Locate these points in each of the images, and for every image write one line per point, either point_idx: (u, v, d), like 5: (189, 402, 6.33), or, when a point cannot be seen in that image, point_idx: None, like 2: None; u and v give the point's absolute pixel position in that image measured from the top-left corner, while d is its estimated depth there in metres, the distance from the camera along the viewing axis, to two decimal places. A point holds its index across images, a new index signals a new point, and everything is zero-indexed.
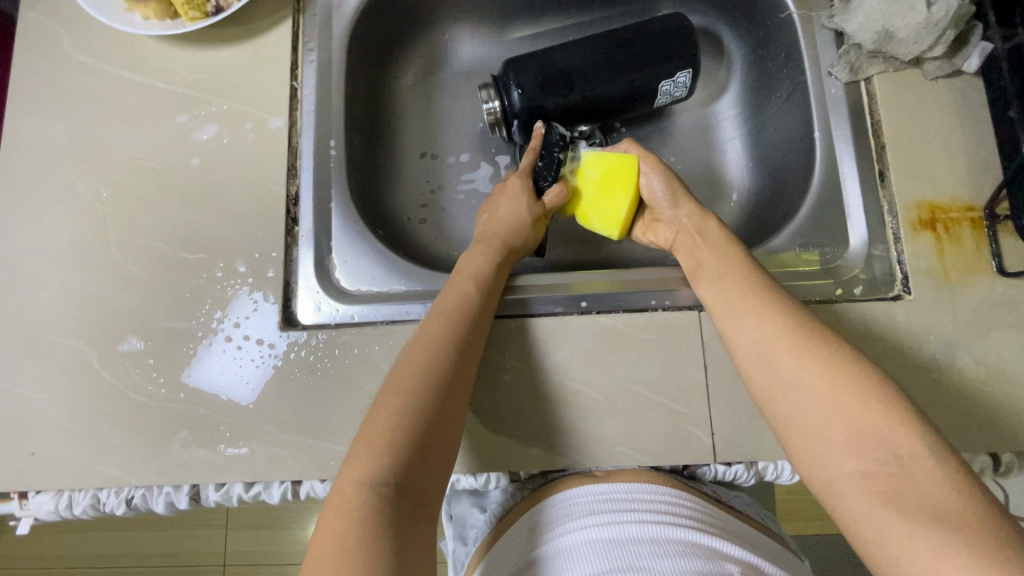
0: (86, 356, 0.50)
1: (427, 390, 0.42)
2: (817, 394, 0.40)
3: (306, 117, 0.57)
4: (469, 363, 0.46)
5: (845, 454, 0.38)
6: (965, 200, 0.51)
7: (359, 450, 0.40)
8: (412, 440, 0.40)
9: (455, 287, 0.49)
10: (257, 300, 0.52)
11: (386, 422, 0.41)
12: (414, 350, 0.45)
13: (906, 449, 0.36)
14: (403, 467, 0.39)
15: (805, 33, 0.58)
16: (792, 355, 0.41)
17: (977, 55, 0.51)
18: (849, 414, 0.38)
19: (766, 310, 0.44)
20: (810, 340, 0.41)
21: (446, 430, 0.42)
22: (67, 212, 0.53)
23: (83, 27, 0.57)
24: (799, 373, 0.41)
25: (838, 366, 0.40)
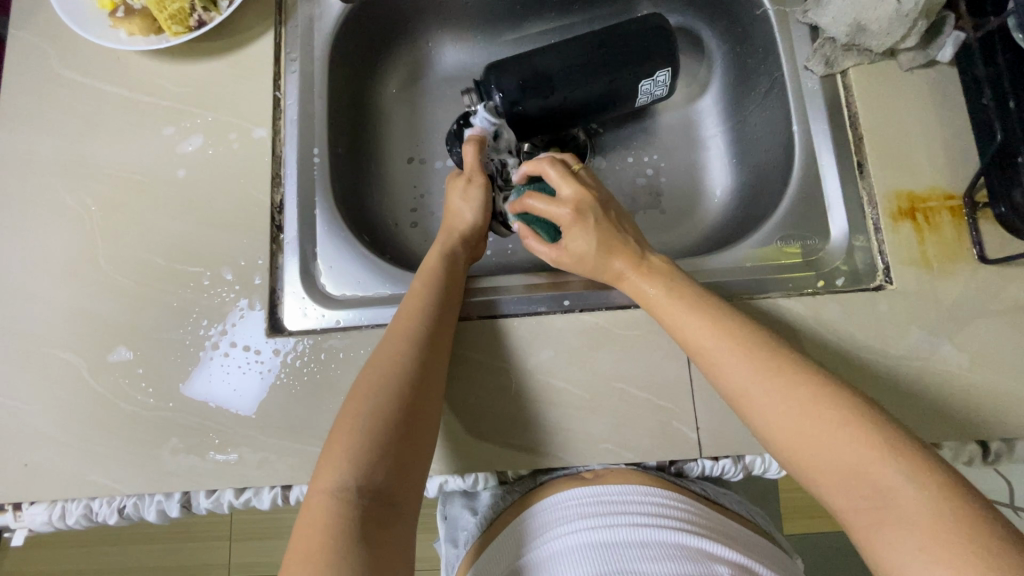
0: (77, 367, 0.51)
1: (387, 395, 0.43)
2: (779, 417, 0.40)
3: (290, 126, 0.57)
4: (429, 362, 0.46)
5: (827, 481, 0.38)
6: (944, 188, 0.51)
7: (328, 458, 0.40)
8: (373, 443, 0.40)
9: (414, 289, 0.50)
10: (244, 308, 0.52)
11: (349, 428, 0.41)
12: (375, 356, 0.45)
13: (875, 464, 0.36)
14: (366, 472, 0.39)
15: (780, 28, 0.58)
16: (750, 382, 0.41)
17: (951, 45, 0.51)
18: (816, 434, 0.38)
19: (716, 328, 0.44)
20: (768, 363, 0.41)
21: (412, 433, 0.42)
22: (57, 226, 0.54)
23: (70, 44, 0.58)
24: (758, 396, 0.41)
25: (800, 385, 0.40)
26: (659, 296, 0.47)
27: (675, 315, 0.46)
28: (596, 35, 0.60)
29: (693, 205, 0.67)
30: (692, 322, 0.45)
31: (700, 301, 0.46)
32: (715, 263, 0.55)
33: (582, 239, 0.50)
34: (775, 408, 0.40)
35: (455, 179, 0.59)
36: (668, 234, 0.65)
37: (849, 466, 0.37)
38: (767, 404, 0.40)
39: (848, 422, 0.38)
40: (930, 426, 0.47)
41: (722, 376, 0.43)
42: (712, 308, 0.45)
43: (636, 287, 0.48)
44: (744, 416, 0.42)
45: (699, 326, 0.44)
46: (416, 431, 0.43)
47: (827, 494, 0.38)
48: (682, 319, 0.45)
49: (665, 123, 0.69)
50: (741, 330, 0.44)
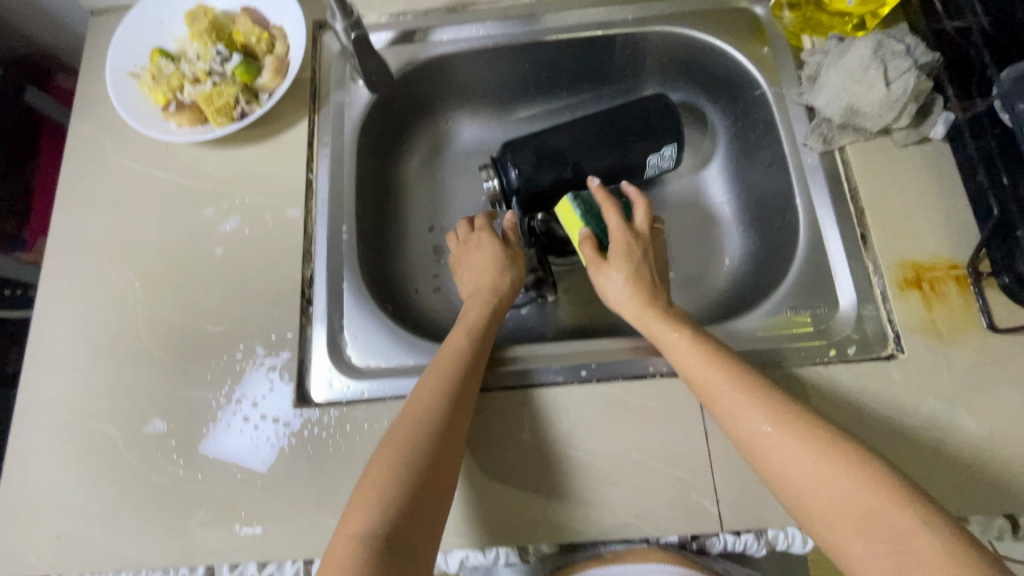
0: (113, 438, 0.53)
1: (420, 444, 0.44)
2: (802, 471, 0.40)
3: (321, 205, 0.61)
4: (457, 411, 0.47)
5: (849, 535, 0.38)
6: (948, 258, 0.53)
7: (354, 506, 0.42)
8: (406, 492, 0.42)
9: (451, 341, 0.52)
10: (273, 379, 0.55)
11: (378, 479, 0.42)
12: (412, 404, 0.47)
13: (896, 520, 0.37)
14: (394, 518, 0.41)
15: (779, 108, 0.62)
16: (777, 440, 0.42)
17: (941, 123, 0.55)
18: (842, 491, 0.39)
19: (734, 385, 0.45)
20: (795, 423, 0.42)
21: (439, 482, 0.44)
22: (102, 302, 0.58)
23: (124, 135, 0.64)
24: (780, 450, 0.41)
25: (823, 441, 0.41)
26: (678, 349, 0.48)
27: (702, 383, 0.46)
28: (606, 118, 0.65)
29: (705, 269, 0.69)
30: (710, 373, 0.46)
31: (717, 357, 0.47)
32: (729, 331, 0.56)
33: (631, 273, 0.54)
34: (796, 463, 0.40)
35: (466, 241, 0.62)
36: (681, 298, 0.67)
37: (877, 525, 0.37)
38: (792, 459, 0.41)
39: (870, 480, 0.39)
40: (954, 498, 0.47)
41: (740, 425, 0.43)
42: (730, 363, 0.46)
43: (664, 340, 0.50)
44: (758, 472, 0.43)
45: (720, 382, 0.45)
46: (444, 476, 0.44)
47: (849, 551, 0.38)
48: (697, 373, 0.47)
49: (672, 191, 0.73)
50: (766, 393, 0.44)
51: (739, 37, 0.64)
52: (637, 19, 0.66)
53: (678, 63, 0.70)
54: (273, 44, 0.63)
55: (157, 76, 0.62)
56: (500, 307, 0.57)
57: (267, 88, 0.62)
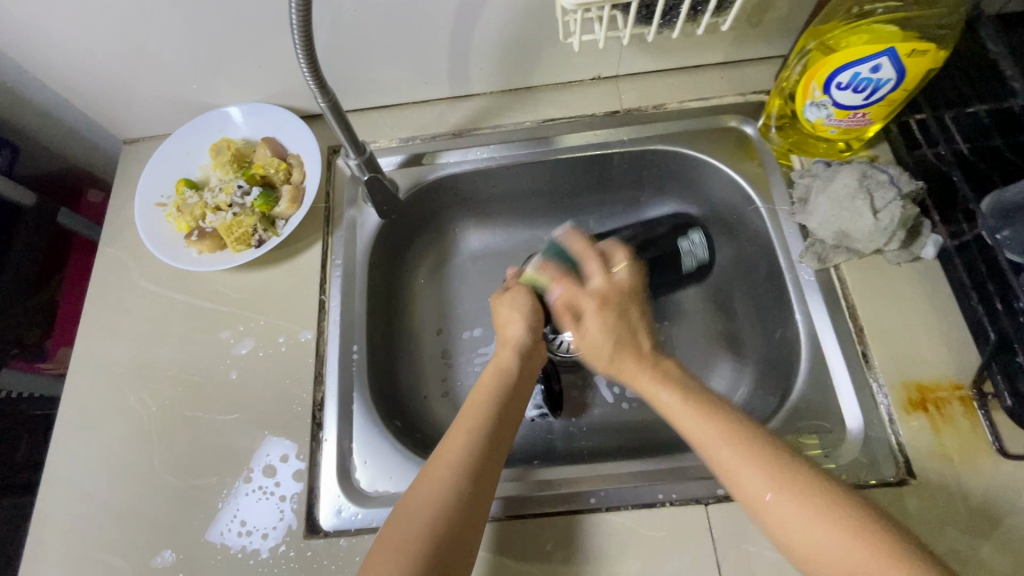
0: (123, 572, 0.53)
1: (467, 459, 0.48)
2: (797, 522, 0.42)
3: (333, 325, 0.63)
4: (506, 425, 0.52)
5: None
6: (951, 378, 0.54)
7: (407, 507, 0.46)
8: (458, 499, 0.46)
9: (487, 377, 0.56)
10: (284, 507, 0.55)
11: (430, 489, 0.46)
12: (457, 427, 0.51)
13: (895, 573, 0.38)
14: (442, 530, 0.44)
15: (774, 225, 0.64)
16: (772, 494, 0.43)
17: (931, 245, 0.56)
18: (838, 551, 0.40)
19: (725, 437, 0.46)
20: (788, 477, 0.43)
21: (484, 495, 0.47)
22: (119, 428, 0.59)
23: (148, 259, 0.67)
24: (789, 464, 0.44)
25: (815, 498, 0.42)
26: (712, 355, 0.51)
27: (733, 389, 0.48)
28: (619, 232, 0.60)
29: (709, 371, 0.71)
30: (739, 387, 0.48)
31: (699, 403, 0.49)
32: None
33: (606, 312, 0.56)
34: (791, 513, 0.42)
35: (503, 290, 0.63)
36: None
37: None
38: (790, 516, 0.42)
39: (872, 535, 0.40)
40: None
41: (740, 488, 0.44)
42: (716, 414, 0.48)
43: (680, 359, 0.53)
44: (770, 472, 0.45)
45: (715, 440, 0.46)
46: (486, 477, 0.48)
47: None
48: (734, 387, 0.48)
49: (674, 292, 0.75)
50: (758, 448, 0.45)
51: (730, 156, 0.68)
52: (633, 139, 0.69)
53: (671, 178, 0.73)
54: (289, 172, 0.67)
55: (181, 207, 0.66)
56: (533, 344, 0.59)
57: (283, 215, 0.66)
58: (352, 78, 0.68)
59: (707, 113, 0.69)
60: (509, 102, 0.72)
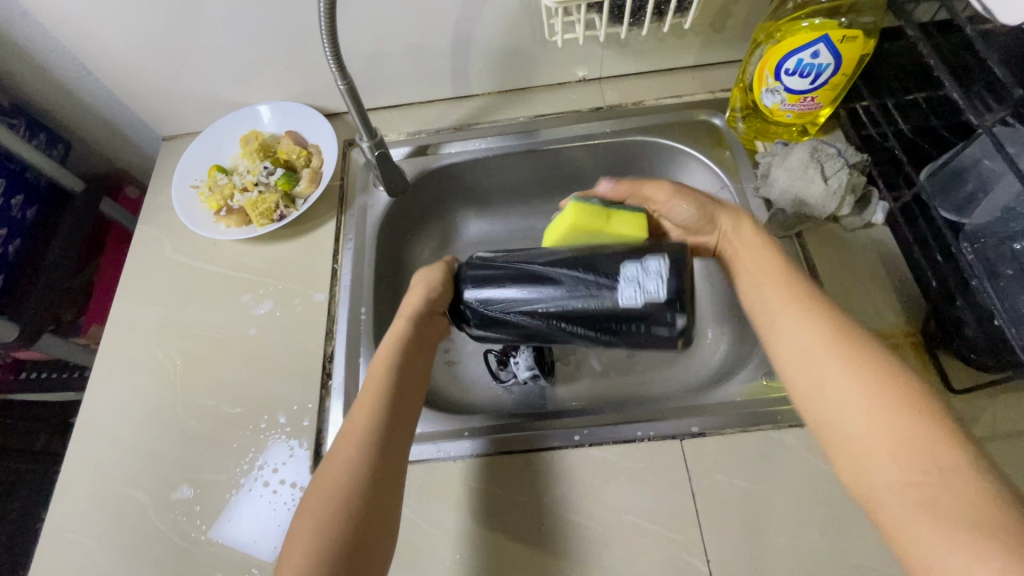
0: (143, 504, 0.58)
1: (367, 447, 0.50)
2: (856, 426, 0.44)
3: (343, 290, 0.69)
4: (401, 409, 0.54)
5: (882, 464, 0.42)
6: (903, 326, 0.59)
7: (311, 503, 0.47)
8: (362, 486, 0.48)
9: (379, 362, 0.56)
10: (294, 446, 0.60)
11: (331, 481, 0.48)
12: (354, 417, 0.52)
13: (944, 450, 0.40)
14: (342, 519, 0.46)
15: (742, 201, 0.70)
16: (824, 353, 0.48)
17: (881, 211, 0.63)
18: (857, 405, 0.45)
19: (797, 305, 0.52)
20: (849, 337, 0.48)
21: (387, 478, 0.49)
22: (147, 379, 0.65)
23: (179, 235, 0.75)
24: (837, 381, 0.46)
25: (868, 364, 0.46)
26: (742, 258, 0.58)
27: (779, 291, 0.53)
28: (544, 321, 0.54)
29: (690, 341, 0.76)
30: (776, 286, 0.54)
31: (791, 297, 0.52)
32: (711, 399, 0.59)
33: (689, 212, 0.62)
34: (843, 382, 0.46)
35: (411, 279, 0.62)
36: (669, 368, 0.74)
37: (909, 445, 0.41)
38: (850, 405, 0.45)
39: (909, 403, 0.43)
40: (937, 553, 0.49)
41: (783, 341, 0.51)
42: (803, 302, 0.52)
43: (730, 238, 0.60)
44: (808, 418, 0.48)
45: (822, 344, 0.48)
46: (387, 459, 0.50)
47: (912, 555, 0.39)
48: (765, 300, 0.54)
49: None
50: (832, 315, 0.50)
51: (702, 142, 0.75)
52: (615, 130, 0.77)
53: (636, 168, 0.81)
54: (309, 159, 0.76)
55: (212, 187, 0.74)
56: (428, 328, 0.60)
57: (302, 194, 0.74)
58: (366, 79, 0.78)
59: (679, 107, 0.77)
60: (504, 101, 0.81)
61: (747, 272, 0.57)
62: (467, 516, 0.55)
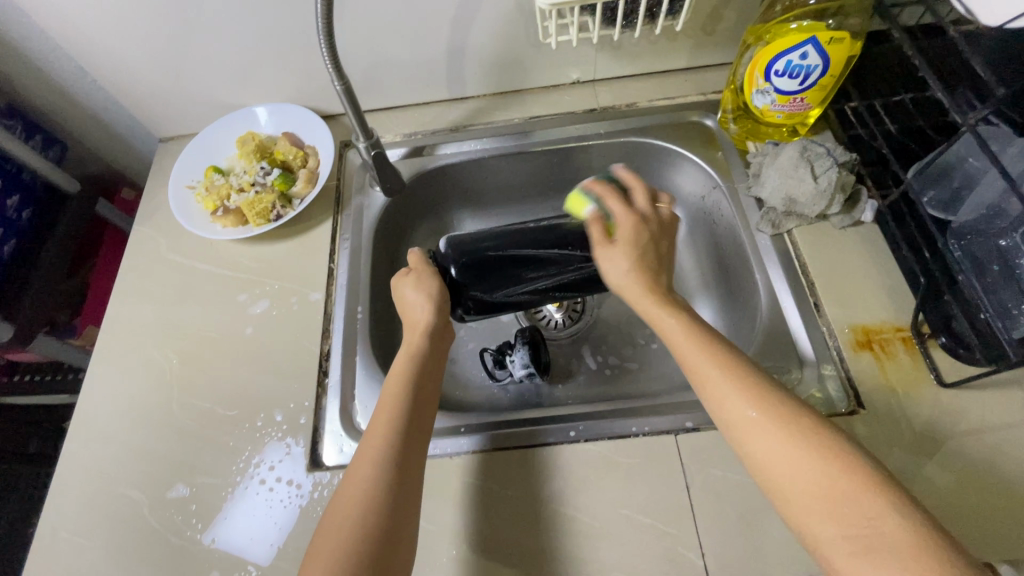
0: (138, 503, 0.58)
1: (377, 482, 0.48)
2: (790, 471, 0.43)
3: (340, 289, 0.70)
4: (411, 440, 0.52)
5: (818, 518, 0.41)
6: (892, 321, 0.60)
7: (323, 541, 0.47)
8: (372, 522, 0.46)
9: (388, 389, 0.55)
10: (290, 444, 0.60)
11: (340, 520, 0.47)
12: (362, 449, 0.51)
13: (861, 500, 0.40)
14: (354, 560, 0.45)
15: (734, 200, 0.72)
16: (756, 408, 0.46)
17: (869, 209, 0.64)
18: (812, 474, 0.42)
19: (720, 369, 0.48)
20: (772, 410, 0.45)
21: (398, 512, 0.48)
22: (142, 378, 0.65)
23: (175, 235, 0.75)
24: (766, 432, 0.45)
25: (797, 426, 0.44)
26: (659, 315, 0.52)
27: (688, 333, 0.51)
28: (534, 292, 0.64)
29: None
30: (682, 334, 0.51)
31: (699, 337, 0.51)
32: None
33: (635, 244, 0.55)
34: (783, 433, 0.44)
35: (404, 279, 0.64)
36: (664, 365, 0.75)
37: (842, 501, 0.40)
38: (778, 450, 0.44)
39: (836, 466, 0.42)
40: None
41: (724, 411, 0.47)
42: (716, 347, 0.49)
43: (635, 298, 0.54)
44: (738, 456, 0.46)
45: (718, 381, 0.48)
46: (399, 495, 0.49)
47: None
48: (674, 334, 0.51)
49: None
50: (749, 381, 0.47)
51: (694, 143, 0.77)
52: (609, 132, 0.78)
53: (631, 169, 0.83)
54: (306, 160, 0.76)
55: (209, 188, 0.75)
56: (432, 350, 0.60)
57: (299, 194, 0.74)
58: (362, 80, 0.78)
59: (671, 109, 0.79)
60: (500, 103, 0.82)
61: (654, 316, 0.53)
62: (462, 512, 0.55)
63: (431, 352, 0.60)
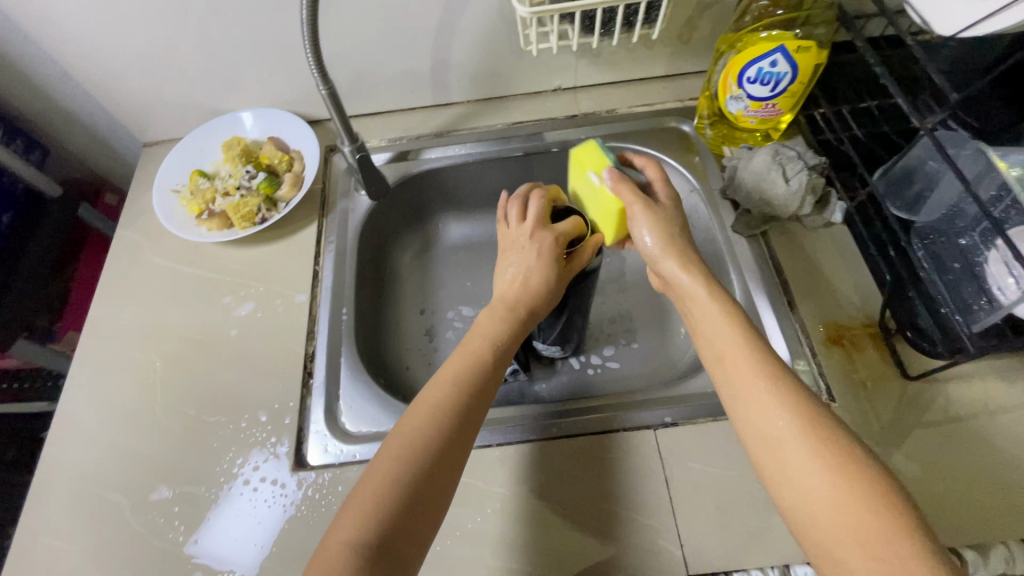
0: (120, 506, 0.58)
1: (432, 438, 0.48)
2: (823, 498, 0.41)
3: (325, 290, 0.70)
4: (479, 405, 0.51)
5: (844, 550, 0.39)
6: (862, 318, 0.62)
7: (366, 486, 0.46)
8: (418, 478, 0.46)
9: (471, 347, 0.55)
10: (275, 444, 0.60)
11: (388, 469, 0.46)
12: (428, 399, 0.50)
13: (895, 540, 0.38)
14: (389, 517, 0.44)
15: (710, 202, 0.73)
16: (798, 438, 0.43)
17: (839, 211, 0.67)
18: (847, 510, 0.40)
19: (766, 381, 0.47)
20: (819, 436, 0.43)
21: (443, 475, 0.47)
22: (125, 381, 0.65)
23: (159, 238, 0.75)
24: (807, 462, 0.43)
25: (842, 458, 0.42)
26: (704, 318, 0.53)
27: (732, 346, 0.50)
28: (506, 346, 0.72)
29: (665, 338, 0.78)
30: (736, 352, 0.49)
31: (753, 355, 0.49)
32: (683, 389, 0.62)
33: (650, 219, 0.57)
34: (820, 461, 0.42)
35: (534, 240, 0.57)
36: (644, 364, 0.77)
37: (873, 540, 0.38)
38: (813, 476, 0.42)
39: (884, 502, 0.39)
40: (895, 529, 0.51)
41: (762, 425, 0.46)
42: (768, 366, 0.48)
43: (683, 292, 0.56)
44: (767, 478, 0.45)
45: (768, 399, 0.46)
46: (449, 460, 0.48)
47: None
48: (726, 348, 0.50)
49: (631, 274, 0.85)
50: (800, 399, 0.46)
51: (672, 147, 0.79)
52: (590, 137, 0.80)
53: None
54: (291, 164, 0.77)
55: (194, 191, 0.75)
56: (524, 321, 0.57)
57: (285, 198, 0.75)
58: (347, 86, 0.79)
59: (650, 115, 0.81)
60: (484, 108, 0.84)
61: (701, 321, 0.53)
62: None
63: (520, 324, 0.57)
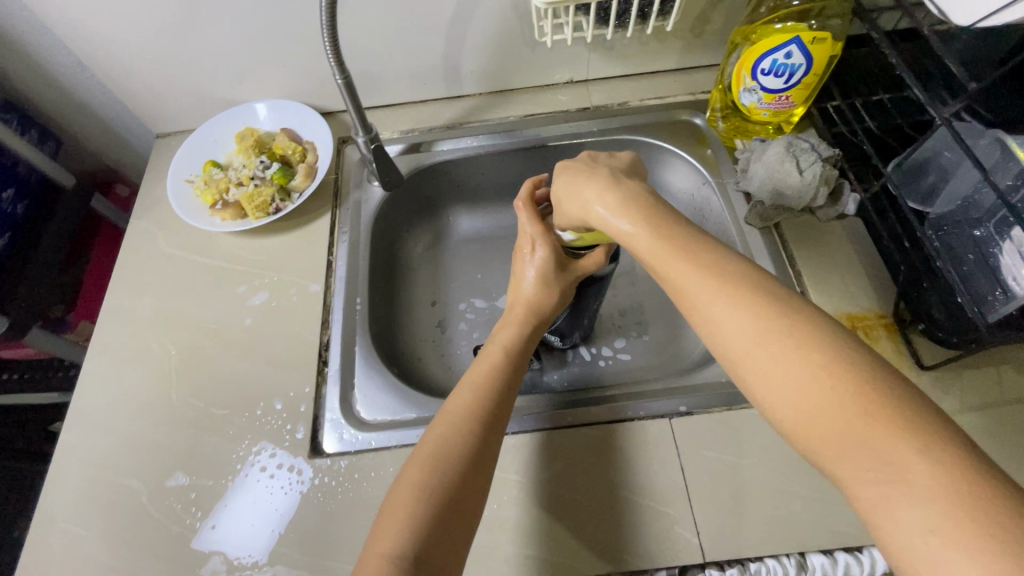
0: (137, 492, 0.58)
1: (458, 447, 0.47)
2: (805, 398, 0.34)
3: (339, 280, 0.71)
4: (501, 413, 0.51)
5: (838, 452, 0.33)
6: (876, 309, 0.62)
7: (396, 501, 0.45)
8: (450, 488, 0.45)
9: (486, 358, 0.55)
10: (290, 432, 0.61)
11: (420, 481, 0.45)
12: (450, 411, 0.51)
13: (890, 429, 0.31)
14: (424, 531, 0.43)
15: (723, 195, 0.74)
16: (769, 338, 0.36)
17: (852, 203, 0.67)
18: (832, 404, 0.33)
19: (709, 286, 0.39)
20: (783, 330, 0.36)
21: (474, 483, 0.46)
22: (140, 369, 0.65)
23: (173, 228, 0.76)
24: (782, 363, 0.35)
25: (819, 349, 0.35)
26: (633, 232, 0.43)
27: (668, 248, 0.41)
28: None
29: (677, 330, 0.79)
30: (667, 259, 0.41)
31: (688, 251, 0.40)
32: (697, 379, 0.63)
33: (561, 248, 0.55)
34: (794, 358, 0.35)
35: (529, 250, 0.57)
36: (655, 356, 0.77)
37: (867, 430, 0.32)
38: (791, 375, 0.35)
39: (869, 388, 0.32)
40: None
41: (719, 340, 0.38)
42: (707, 259, 0.40)
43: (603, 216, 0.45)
44: (748, 394, 0.38)
45: (727, 300, 0.38)
46: (479, 468, 0.47)
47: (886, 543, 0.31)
48: (659, 254, 0.41)
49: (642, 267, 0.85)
50: (758, 296, 0.38)
51: (684, 140, 0.79)
52: (603, 129, 0.80)
53: None
54: (304, 155, 0.78)
55: (207, 182, 0.75)
56: (536, 327, 0.58)
57: (298, 188, 0.75)
58: (360, 78, 0.80)
59: (662, 108, 0.81)
60: (496, 101, 0.84)
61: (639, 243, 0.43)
62: None
63: (533, 331, 0.57)
